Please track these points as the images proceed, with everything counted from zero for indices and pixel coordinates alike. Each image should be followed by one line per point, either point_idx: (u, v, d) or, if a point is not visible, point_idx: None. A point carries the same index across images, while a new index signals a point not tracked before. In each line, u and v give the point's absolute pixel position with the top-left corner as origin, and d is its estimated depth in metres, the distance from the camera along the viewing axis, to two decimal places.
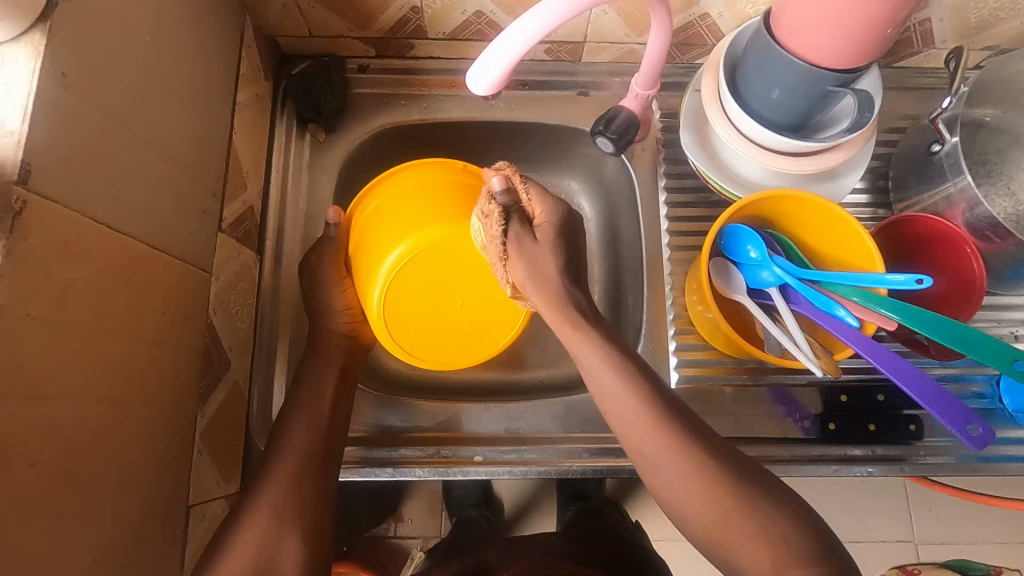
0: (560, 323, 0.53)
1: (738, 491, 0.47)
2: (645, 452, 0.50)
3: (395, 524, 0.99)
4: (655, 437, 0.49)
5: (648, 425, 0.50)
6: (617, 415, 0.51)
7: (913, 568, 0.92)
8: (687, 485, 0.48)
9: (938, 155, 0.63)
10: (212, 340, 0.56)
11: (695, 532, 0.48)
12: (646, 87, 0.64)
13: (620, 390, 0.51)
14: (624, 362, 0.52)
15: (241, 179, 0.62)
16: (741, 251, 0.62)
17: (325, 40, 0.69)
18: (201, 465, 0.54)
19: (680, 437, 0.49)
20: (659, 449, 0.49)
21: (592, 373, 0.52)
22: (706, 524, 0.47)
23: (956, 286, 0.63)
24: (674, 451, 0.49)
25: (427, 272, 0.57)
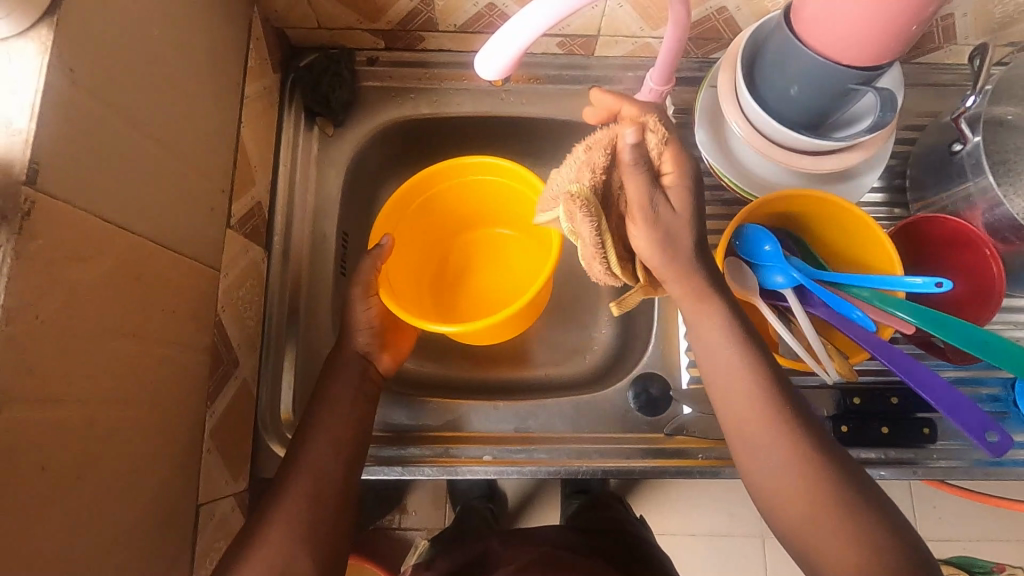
0: (683, 295, 0.52)
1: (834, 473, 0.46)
2: (742, 433, 0.49)
3: (399, 516, 1.00)
4: (772, 437, 0.48)
5: (767, 416, 0.48)
6: (729, 404, 0.50)
7: None
8: (777, 452, 0.47)
9: (959, 155, 0.62)
10: (221, 338, 0.55)
11: (766, 491, 0.48)
12: (661, 82, 0.62)
13: (737, 380, 0.50)
14: (752, 346, 0.51)
15: (249, 175, 0.61)
16: (756, 251, 0.61)
17: (334, 32, 0.68)
18: (210, 464, 0.53)
19: (796, 421, 0.48)
20: (772, 437, 0.48)
21: (710, 352, 0.52)
22: (799, 514, 0.46)
23: (976, 289, 0.62)
24: (797, 449, 0.47)
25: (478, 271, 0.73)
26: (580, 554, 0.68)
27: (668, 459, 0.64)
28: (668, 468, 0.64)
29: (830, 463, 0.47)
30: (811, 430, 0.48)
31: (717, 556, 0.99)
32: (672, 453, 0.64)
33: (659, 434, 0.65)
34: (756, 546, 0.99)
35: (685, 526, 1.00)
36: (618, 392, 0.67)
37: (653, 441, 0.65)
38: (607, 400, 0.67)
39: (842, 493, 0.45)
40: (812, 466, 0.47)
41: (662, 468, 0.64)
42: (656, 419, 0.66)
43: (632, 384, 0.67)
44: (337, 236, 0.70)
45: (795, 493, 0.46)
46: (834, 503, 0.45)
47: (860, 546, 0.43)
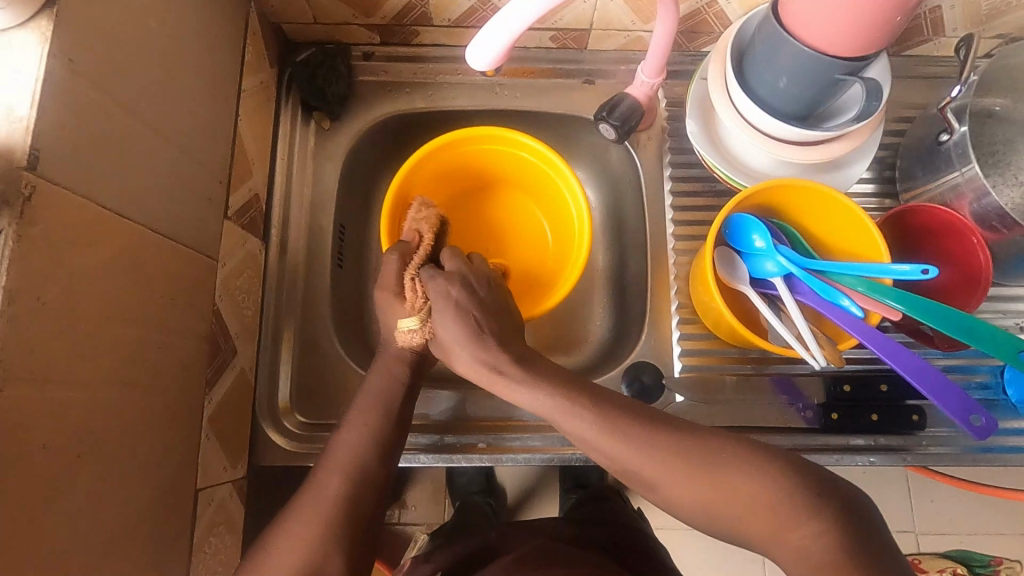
0: (478, 373, 0.50)
1: (731, 464, 0.45)
2: (624, 463, 0.47)
3: (399, 511, 1.01)
4: (637, 454, 0.46)
5: (598, 433, 0.47)
6: (603, 450, 0.47)
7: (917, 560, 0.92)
8: (663, 476, 0.46)
9: (946, 145, 0.63)
10: (219, 327, 0.56)
11: (688, 512, 0.46)
12: (653, 75, 0.64)
13: (554, 410, 0.48)
14: (561, 383, 0.49)
15: (247, 167, 0.62)
16: (746, 240, 0.62)
17: (329, 27, 0.69)
18: (209, 450, 0.54)
19: (648, 430, 0.47)
20: (640, 455, 0.46)
21: (529, 406, 0.49)
22: (703, 510, 0.45)
23: (964, 276, 0.63)
24: (667, 455, 0.46)
25: (511, 221, 0.75)
26: (576, 547, 0.69)
27: None
28: None
29: (701, 456, 0.46)
30: (675, 440, 0.47)
31: (713, 549, 1.00)
32: None
33: None
34: None
35: (682, 520, 1.01)
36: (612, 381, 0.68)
37: None
38: None
39: (707, 469, 0.45)
40: (706, 472, 0.45)
41: None
42: (649, 407, 0.67)
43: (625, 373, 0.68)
44: (334, 228, 0.71)
45: (682, 492, 0.45)
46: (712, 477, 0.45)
47: (770, 513, 0.43)
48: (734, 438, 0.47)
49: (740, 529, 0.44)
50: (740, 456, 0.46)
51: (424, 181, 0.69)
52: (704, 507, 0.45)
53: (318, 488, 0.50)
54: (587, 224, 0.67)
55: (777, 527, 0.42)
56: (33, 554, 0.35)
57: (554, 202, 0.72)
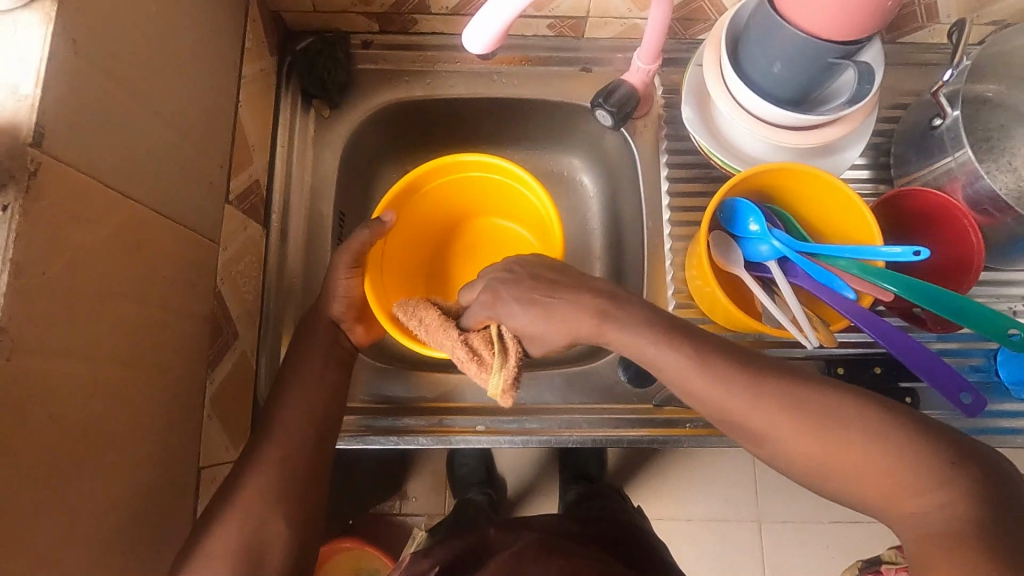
0: (533, 313, 0.51)
1: (870, 434, 0.43)
2: (759, 431, 0.46)
3: (400, 502, 1.02)
4: (780, 412, 0.45)
5: (721, 387, 0.46)
6: (716, 404, 0.47)
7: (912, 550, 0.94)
8: (773, 425, 0.45)
9: (938, 130, 0.63)
10: (220, 309, 0.57)
11: (798, 463, 0.45)
12: (648, 61, 0.65)
13: (681, 368, 0.47)
14: (674, 329, 0.49)
15: (247, 153, 0.63)
16: (741, 224, 0.63)
17: (329, 15, 0.70)
18: (211, 430, 0.55)
19: (754, 375, 0.46)
20: (758, 399, 0.45)
21: (630, 347, 0.49)
22: (809, 461, 0.44)
23: (956, 259, 0.64)
24: (784, 409, 0.45)
25: (473, 254, 0.75)
26: (574, 542, 0.69)
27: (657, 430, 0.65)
28: (656, 439, 0.65)
29: (825, 405, 0.44)
30: (804, 386, 0.46)
31: (712, 540, 1.01)
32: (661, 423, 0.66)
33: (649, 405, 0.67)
34: (751, 529, 1.01)
35: (680, 510, 1.01)
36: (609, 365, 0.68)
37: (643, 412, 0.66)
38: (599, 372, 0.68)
39: (838, 421, 0.43)
40: (850, 432, 0.43)
41: (651, 437, 0.65)
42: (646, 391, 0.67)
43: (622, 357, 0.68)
44: (333, 215, 0.71)
45: (797, 443, 0.44)
46: (821, 428, 0.43)
47: (888, 479, 0.42)
48: (871, 396, 0.45)
49: (862, 491, 0.43)
50: (864, 406, 0.44)
51: (404, 213, 0.69)
52: (807, 459, 0.44)
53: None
54: (555, 219, 0.65)
55: (906, 490, 0.41)
56: (39, 523, 0.36)
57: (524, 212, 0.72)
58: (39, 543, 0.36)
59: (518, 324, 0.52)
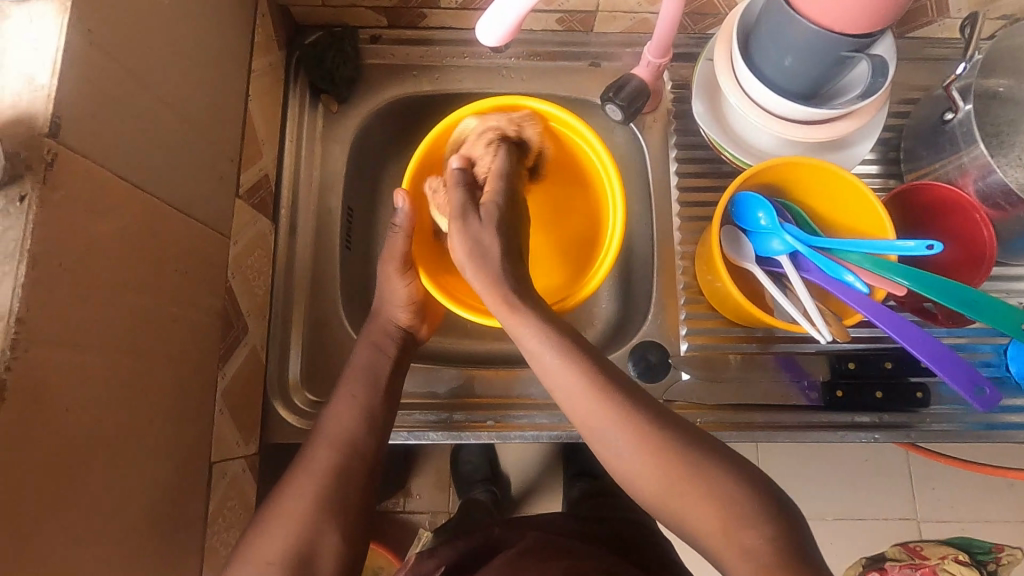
0: (493, 300, 0.53)
1: (701, 471, 0.46)
2: (591, 425, 0.49)
3: (404, 499, 1.02)
4: (585, 398, 0.49)
5: (563, 364, 0.49)
6: (552, 382, 0.50)
7: (918, 547, 0.94)
8: (627, 444, 0.48)
9: (950, 124, 0.63)
10: (231, 304, 0.57)
11: (639, 487, 0.48)
12: (658, 55, 0.64)
13: (535, 343, 0.51)
14: (557, 325, 0.51)
15: (257, 148, 0.62)
16: (752, 218, 0.62)
17: (337, 9, 0.69)
18: (223, 425, 0.55)
19: (629, 403, 0.49)
20: (588, 407, 0.49)
21: (527, 345, 0.51)
22: (654, 488, 0.47)
23: (968, 253, 0.63)
24: (628, 424, 0.48)
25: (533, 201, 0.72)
26: (580, 539, 0.69)
27: None
28: None
29: (654, 427, 0.48)
30: (633, 403, 0.49)
31: None
32: None
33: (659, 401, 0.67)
34: None
35: None
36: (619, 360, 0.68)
37: None
38: None
39: (680, 451, 0.47)
40: (693, 478, 0.46)
41: None
42: (656, 386, 0.67)
43: (632, 353, 0.68)
44: (342, 210, 0.71)
45: (630, 458, 0.48)
46: (664, 457, 0.47)
47: (718, 509, 0.45)
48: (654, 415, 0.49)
49: (692, 524, 0.46)
50: (691, 441, 0.48)
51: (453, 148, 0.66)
52: (637, 475, 0.48)
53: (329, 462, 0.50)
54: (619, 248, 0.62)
55: (730, 529, 0.44)
56: (56, 515, 0.36)
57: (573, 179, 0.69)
58: (56, 534, 0.36)
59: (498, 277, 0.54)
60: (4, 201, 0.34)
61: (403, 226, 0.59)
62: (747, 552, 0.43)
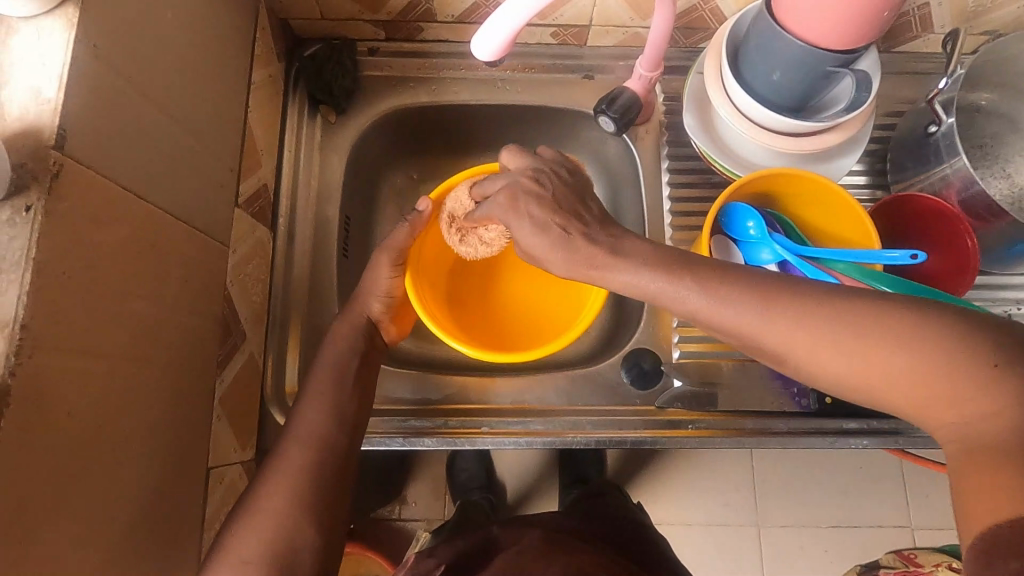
0: (591, 255, 0.49)
1: (892, 335, 0.40)
2: (766, 342, 0.45)
3: (400, 506, 1.03)
4: (724, 309, 0.45)
5: (707, 296, 0.46)
6: (722, 324, 0.46)
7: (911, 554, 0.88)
8: (813, 347, 0.43)
9: (934, 136, 0.65)
10: (230, 311, 0.58)
11: (842, 382, 0.43)
12: (650, 68, 0.66)
13: (669, 291, 0.47)
14: (663, 261, 0.48)
15: (256, 158, 0.64)
16: (742, 228, 0.63)
17: (336, 23, 0.71)
18: (220, 431, 0.56)
19: (753, 294, 0.45)
20: (710, 299, 0.46)
21: (637, 287, 0.49)
22: (860, 375, 0.41)
23: (951, 264, 0.65)
24: (799, 327, 0.43)
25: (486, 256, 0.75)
26: (580, 538, 0.70)
27: (659, 431, 0.66)
28: (656, 441, 0.66)
29: (834, 321, 0.42)
30: (774, 289, 0.45)
31: (711, 546, 1.01)
32: (664, 425, 0.67)
33: (652, 407, 0.68)
34: (750, 534, 1.01)
35: (680, 515, 1.02)
36: (612, 367, 0.69)
37: (646, 413, 0.67)
38: (602, 375, 0.69)
39: (851, 329, 0.41)
40: (874, 340, 0.41)
41: (654, 438, 0.66)
42: (649, 392, 0.68)
43: (625, 359, 0.69)
44: (339, 219, 0.72)
45: (827, 360, 0.42)
46: (848, 340, 0.41)
47: (927, 376, 0.39)
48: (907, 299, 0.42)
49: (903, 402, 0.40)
50: (859, 305, 0.42)
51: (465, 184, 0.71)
52: (841, 376, 0.42)
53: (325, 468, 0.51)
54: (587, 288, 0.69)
55: (954, 399, 0.38)
56: (57, 520, 0.37)
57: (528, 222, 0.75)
58: (57, 538, 0.37)
59: (526, 241, 0.51)
60: (10, 212, 0.35)
61: (409, 219, 0.63)
62: (969, 418, 0.37)
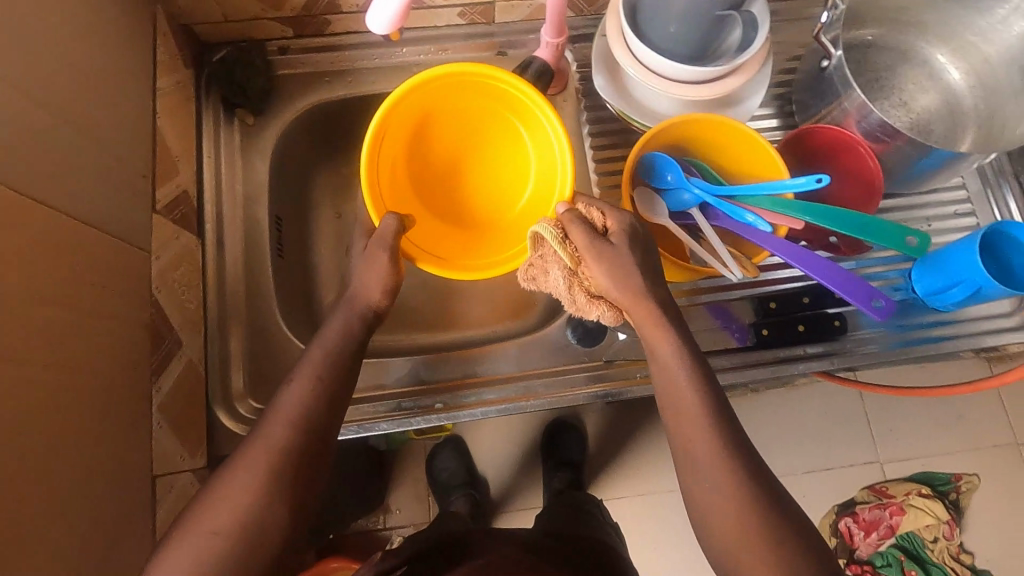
0: (639, 317, 0.53)
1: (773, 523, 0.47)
2: (690, 452, 0.50)
3: (383, 516, 1.01)
4: (697, 417, 0.51)
5: (693, 406, 0.51)
6: (683, 425, 0.51)
7: (884, 488, 1.04)
8: (715, 472, 0.49)
9: (828, 70, 0.67)
10: (159, 318, 0.57)
11: (709, 521, 0.49)
12: (555, 34, 0.67)
13: (677, 376, 0.52)
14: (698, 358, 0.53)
15: (171, 163, 0.63)
16: (660, 177, 0.66)
17: (241, 24, 0.71)
18: (161, 437, 0.55)
19: (722, 429, 0.50)
20: (692, 402, 0.51)
21: (664, 367, 0.53)
22: (718, 514, 0.48)
23: (859, 186, 0.69)
24: (720, 457, 0.49)
25: (461, 146, 0.66)
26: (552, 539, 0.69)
27: (609, 384, 0.68)
28: (606, 393, 0.68)
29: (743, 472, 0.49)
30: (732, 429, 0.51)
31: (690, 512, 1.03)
32: (613, 377, 0.69)
33: (599, 361, 0.69)
34: None
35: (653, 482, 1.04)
36: (558, 330, 0.71)
37: (594, 368, 0.69)
38: (550, 339, 0.70)
39: (741, 479, 0.48)
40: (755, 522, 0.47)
41: (606, 391, 0.68)
42: (595, 348, 0.70)
43: (569, 321, 0.70)
44: (270, 220, 0.72)
45: (713, 493, 0.49)
46: (736, 480, 0.48)
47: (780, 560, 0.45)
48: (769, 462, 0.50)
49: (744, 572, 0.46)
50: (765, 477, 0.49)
51: (406, 101, 0.59)
52: (713, 501, 0.49)
53: (285, 459, 0.48)
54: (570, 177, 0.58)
55: None
56: None
57: (460, 97, 0.62)
58: None
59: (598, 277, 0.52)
60: None
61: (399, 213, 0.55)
62: None
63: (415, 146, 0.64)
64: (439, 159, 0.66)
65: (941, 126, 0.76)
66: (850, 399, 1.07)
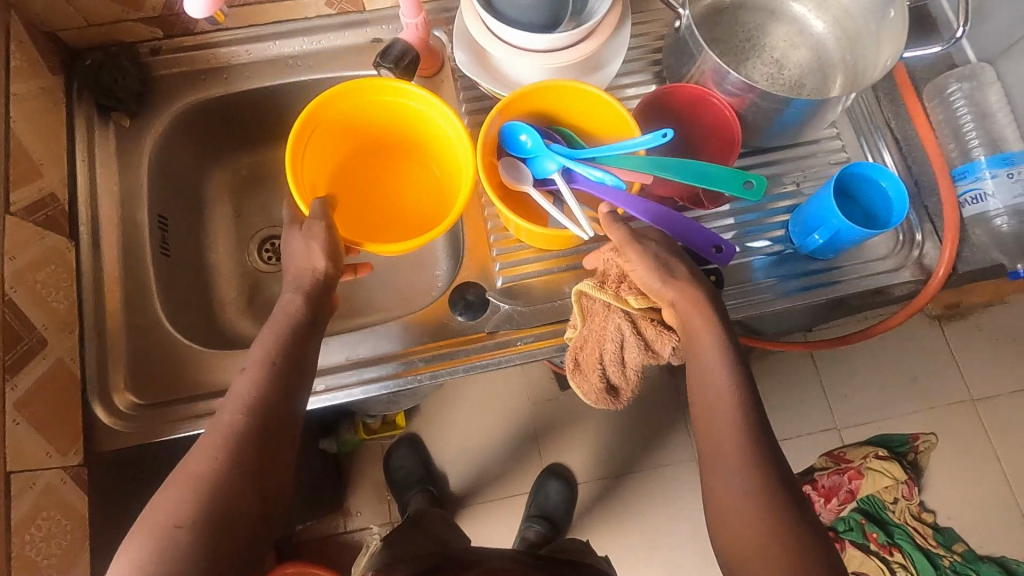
0: (690, 318, 0.55)
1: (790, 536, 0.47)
2: (716, 460, 0.52)
3: (345, 519, 1.09)
4: (728, 424, 0.52)
5: (732, 410, 0.52)
6: (712, 433, 0.52)
7: (842, 453, 1.11)
8: (736, 473, 0.50)
9: (681, 31, 0.69)
10: (15, 318, 0.58)
11: (731, 530, 0.49)
12: (413, 14, 0.70)
13: (725, 383, 0.53)
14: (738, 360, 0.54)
15: (32, 167, 0.64)
16: (517, 144, 0.66)
17: (106, 27, 0.71)
18: (20, 434, 0.56)
19: (752, 431, 0.51)
20: (729, 411, 0.52)
21: (710, 374, 0.54)
22: (740, 519, 0.49)
23: (719, 139, 0.71)
24: (750, 461, 0.50)
25: (380, 169, 0.73)
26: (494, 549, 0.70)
27: (483, 353, 0.69)
28: (482, 363, 0.69)
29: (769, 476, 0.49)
30: (756, 434, 0.51)
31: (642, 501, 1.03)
32: (492, 347, 0.70)
33: (482, 333, 0.70)
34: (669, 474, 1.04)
35: None
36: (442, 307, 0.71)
37: (475, 339, 0.70)
38: (436, 317, 0.71)
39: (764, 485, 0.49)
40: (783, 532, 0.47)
41: (485, 362, 0.69)
42: (479, 320, 0.71)
43: (450, 299, 0.71)
44: (151, 220, 0.73)
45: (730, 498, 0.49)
46: (761, 487, 0.49)
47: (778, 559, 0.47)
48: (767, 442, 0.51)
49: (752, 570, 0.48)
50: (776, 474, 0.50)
51: (330, 115, 0.64)
52: (731, 506, 0.49)
53: None
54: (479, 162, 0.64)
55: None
56: None
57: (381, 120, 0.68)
58: None
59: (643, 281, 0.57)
60: None
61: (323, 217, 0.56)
62: None
63: (384, 163, 0.73)
64: (375, 177, 0.73)
65: (811, 79, 0.77)
66: (801, 370, 1.16)
